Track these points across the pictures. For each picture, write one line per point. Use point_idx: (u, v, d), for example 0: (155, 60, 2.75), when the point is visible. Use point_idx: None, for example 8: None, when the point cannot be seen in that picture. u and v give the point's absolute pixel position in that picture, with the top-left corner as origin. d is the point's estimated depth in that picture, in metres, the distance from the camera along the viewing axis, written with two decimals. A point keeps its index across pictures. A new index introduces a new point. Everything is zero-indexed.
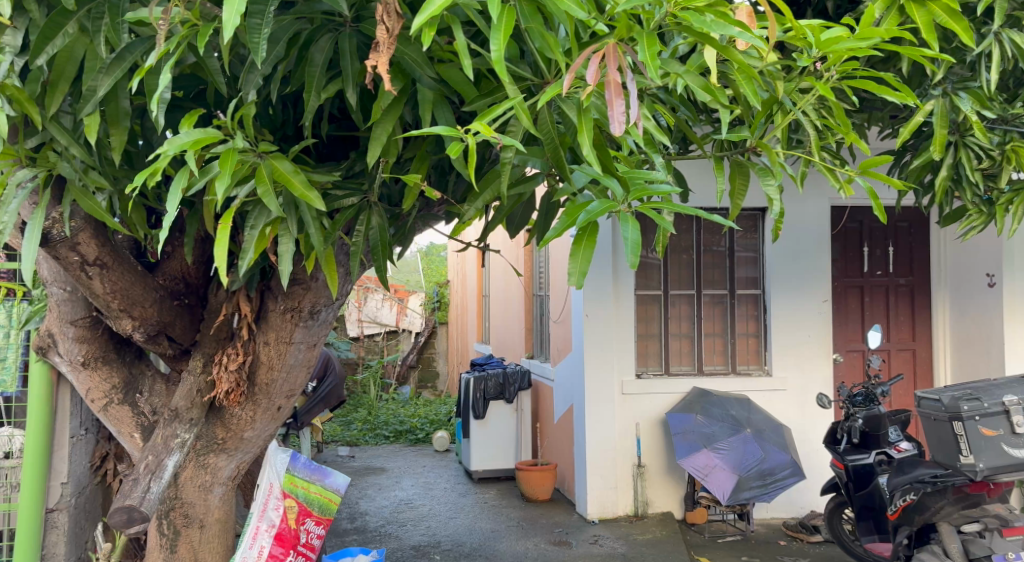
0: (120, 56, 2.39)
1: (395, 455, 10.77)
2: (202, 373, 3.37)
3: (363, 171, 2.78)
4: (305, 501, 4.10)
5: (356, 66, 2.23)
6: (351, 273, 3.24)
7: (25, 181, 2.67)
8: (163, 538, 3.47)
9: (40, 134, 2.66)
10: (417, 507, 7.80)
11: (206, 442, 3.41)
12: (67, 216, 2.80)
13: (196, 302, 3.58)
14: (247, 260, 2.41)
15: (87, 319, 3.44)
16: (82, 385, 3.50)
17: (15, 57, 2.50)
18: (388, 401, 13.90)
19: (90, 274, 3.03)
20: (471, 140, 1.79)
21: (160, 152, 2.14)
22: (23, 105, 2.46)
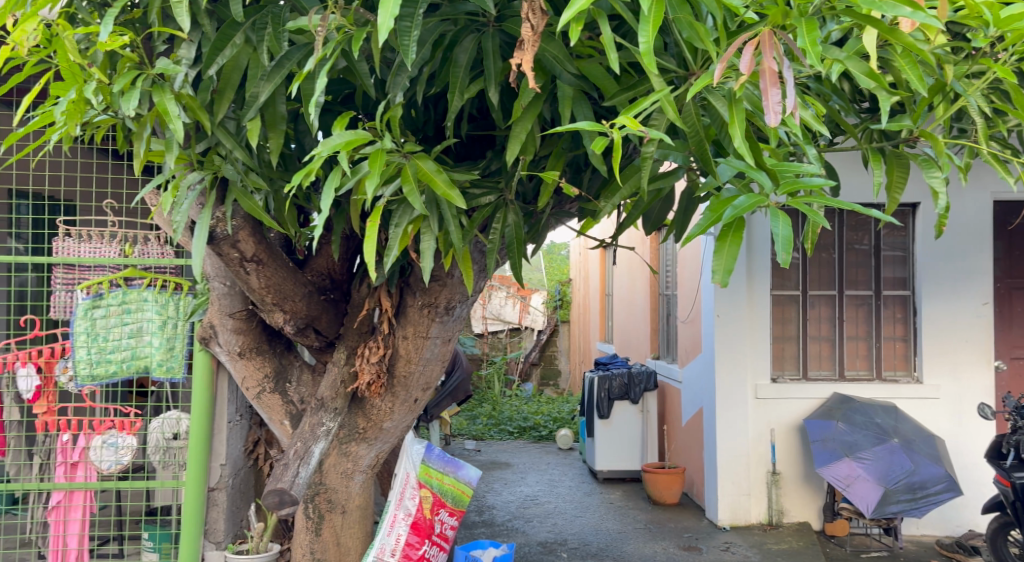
0: (278, 64, 2.52)
1: (519, 451, 10.87)
2: (346, 364, 3.54)
3: (500, 170, 2.83)
4: (439, 492, 4.21)
5: (499, 66, 2.27)
6: (486, 269, 3.29)
7: (195, 183, 2.90)
8: (309, 520, 3.64)
9: (208, 140, 2.90)
10: (542, 503, 7.85)
11: (349, 431, 3.57)
12: (228, 214, 3.02)
13: (340, 297, 3.75)
14: (391, 257, 2.50)
15: (244, 312, 3.68)
16: (238, 373, 3.75)
17: (189, 67, 2.73)
18: (512, 397, 14.04)
19: (248, 270, 3.25)
20: (617, 134, 1.79)
21: (314, 154, 2.27)
22: (195, 112, 2.70)
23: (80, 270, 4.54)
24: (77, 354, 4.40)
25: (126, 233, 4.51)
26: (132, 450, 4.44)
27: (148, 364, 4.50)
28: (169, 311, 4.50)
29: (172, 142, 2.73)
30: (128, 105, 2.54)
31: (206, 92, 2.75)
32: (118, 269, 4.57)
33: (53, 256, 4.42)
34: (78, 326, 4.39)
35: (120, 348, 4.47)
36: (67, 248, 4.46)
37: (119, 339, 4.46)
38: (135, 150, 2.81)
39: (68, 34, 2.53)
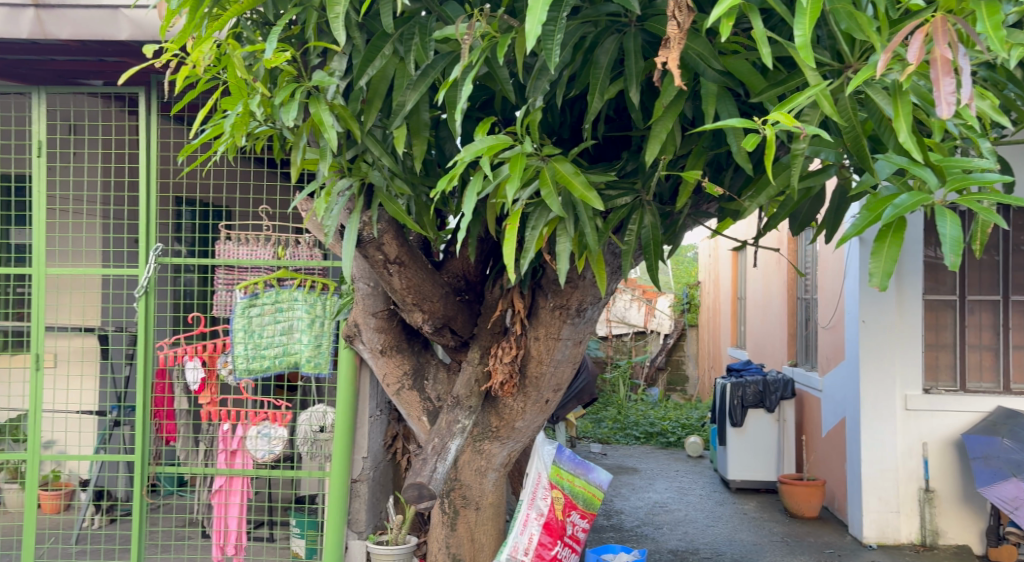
0: (425, 73, 2.65)
1: (647, 457, 10.71)
2: (480, 364, 3.61)
3: (636, 171, 2.79)
4: (570, 493, 4.23)
5: (641, 66, 2.26)
6: (619, 270, 3.25)
7: (344, 189, 3.06)
8: (445, 515, 3.75)
9: (356, 147, 3.04)
10: (672, 511, 7.72)
11: (482, 429, 3.63)
12: (374, 218, 3.15)
13: (474, 298, 3.82)
14: (528, 259, 2.52)
15: (386, 312, 3.81)
16: (380, 369, 3.91)
17: (340, 79, 2.89)
18: (637, 402, 13.83)
19: (391, 271, 3.38)
20: (770, 131, 1.73)
21: (457, 159, 2.32)
22: (347, 121, 2.87)
23: (239, 270, 4.85)
24: (236, 350, 4.70)
25: (279, 236, 4.78)
26: (283, 440, 4.74)
27: (298, 360, 4.76)
28: (317, 309, 4.77)
29: (326, 151, 2.90)
30: (289, 117, 2.72)
31: (357, 101, 2.91)
32: (272, 270, 4.86)
33: (216, 258, 4.77)
34: (236, 323, 4.69)
35: (273, 344, 4.75)
36: (228, 250, 4.79)
37: (272, 337, 4.74)
38: (292, 158, 3.01)
39: (237, 52, 2.75)
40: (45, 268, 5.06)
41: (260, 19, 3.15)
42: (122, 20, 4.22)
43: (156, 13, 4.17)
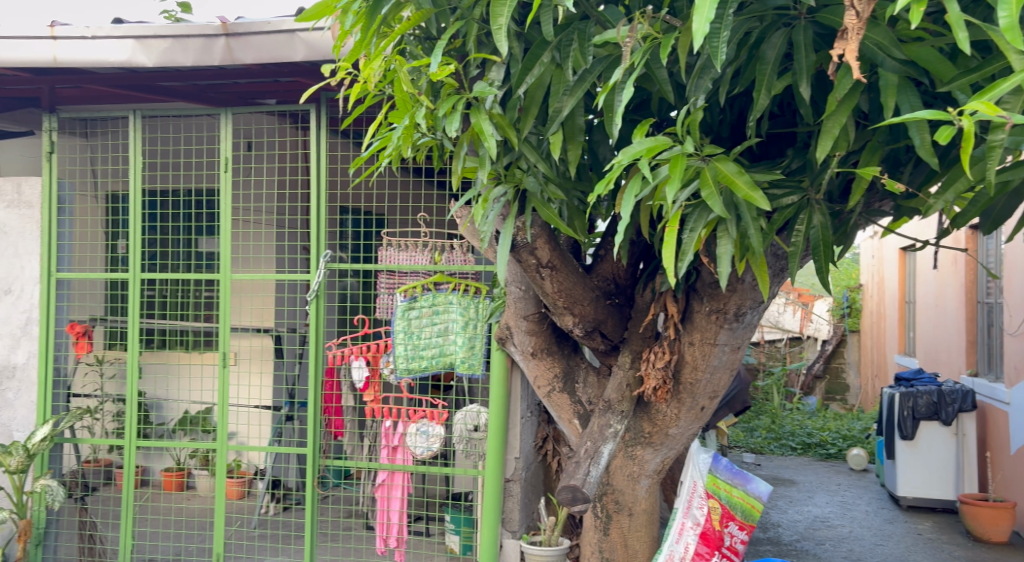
0: (581, 78, 2.75)
1: (805, 469, 10.24)
2: (631, 368, 3.54)
3: (803, 169, 2.67)
4: (728, 504, 4.06)
5: (812, 59, 2.16)
6: (783, 272, 3.08)
7: (500, 196, 3.15)
8: (598, 519, 3.73)
9: (512, 154, 3.14)
10: (836, 526, 7.32)
11: (635, 434, 3.57)
12: (528, 223, 3.20)
13: (625, 302, 3.76)
14: (687, 262, 2.45)
15: (537, 315, 3.84)
16: (531, 371, 3.94)
17: (499, 88, 3.06)
18: (794, 411, 13.25)
19: (543, 275, 3.40)
20: (969, 122, 1.62)
21: (614, 161, 2.31)
22: (505, 129, 3.00)
23: (399, 275, 5.06)
24: (396, 351, 4.89)
25: (436, 242, 4.91)
26: (440, 437, 4.88)
27: (453, 361, 4.91)
28: (471, 312, 4.90)
29: (485, 158, 3.02)
30: (452, 127, 2.91)
31: (514, 110, 3.05)
32: (429, 274, 5.02)
33: (379, 264, 5.01)
34: (397, 325, 4.89)
35: (430, 346, 4.91)
36: (389, 257, 5.01)
37: (429, 338, 4.91)
38: (454, 167, 3.20)
39: (404, 68, 3.00)
40: (230, 274, 5.49)
41: (422, 35, 3.32)
42: (299, 43, 4.49)
43: (328, 35, 4.42)
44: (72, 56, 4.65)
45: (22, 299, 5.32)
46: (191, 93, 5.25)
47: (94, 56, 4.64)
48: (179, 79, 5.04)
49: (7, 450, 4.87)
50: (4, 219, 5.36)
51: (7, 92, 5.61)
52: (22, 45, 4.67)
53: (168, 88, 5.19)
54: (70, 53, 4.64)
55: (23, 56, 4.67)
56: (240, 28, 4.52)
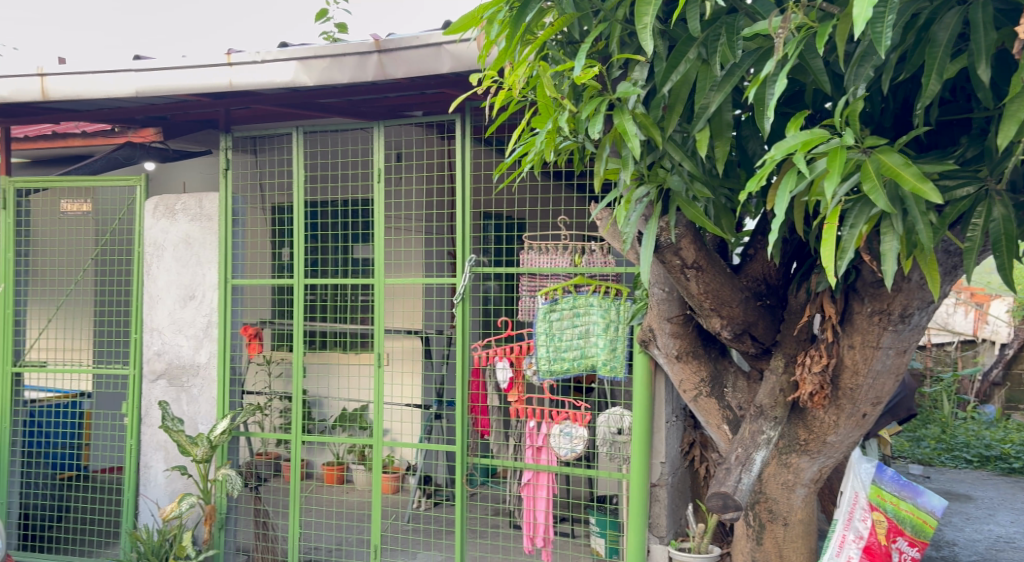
0: (730, 72, 2.73)
1: (982, 484, 9.48)
2: (785, 373, 3.40)
3: (980, 157, 2.49)
4: (895, 518, 3.83)
5: (992, 38, 2.03)
6: (956, 270, 2.87)
7: (643, 197, 3.13)
8: (751, 528, 3.62)
9: (656, 153, 3.12)
10: (1022, 548, 6.73)
11: (789, 442, 3.43)
12: (672, 223, 3.17)
13: (777, 303, 3.62)
14: (847, 260, 2.32)
15: (681, 317, 3.73)
16: (676, 375, 3.86)
17: (642, 87, 3.10)
18: (968, 420, 12.29)
19: (689, 276, 3.34)
20: None
21: (766, 157, 2.26)
22: (648, 128, 3.01)
23: (540, 278, 5.13)
24: (539, 352, 4.96)
25: (576, 244, 4.96)
26: (583, 439, 4.89)
27: (595, 363, 4.92)
28: (612, 314, 4.89)
29: (628, 158, 3.05)
30: (596, 129, 3.00)
31: (657, 108, 3.06)
32: (569, 277, 5.05)
33: (521, 267, 5.08)
34: (539, 327, 4.96)
35: (571, 347, 4.94)
36: (531, 260, 5.07)
37: (571, 340, 4.94)
38: (597, 169, 3.25)
39: (547, 74, 3.09)
40: (384, 278, 5.74)
41: (564, 39, 3.38)
42: (445, 55, 4.64)
43: (474, 45, 4.54)
44: (246, 80, 5.01)
45: (203, 304, 5.77)
46: (346, 108, 5.54)
47: (264, 79, 4.98)
48: (336, 96, 5.33)
49: (193, 442, 5.29)
50: (188, 232, 5.84)
51: (188, 115, 6.13)
52: (202, 72, 5.07)
53: (326, 105, 5.50)
54: (244, 77, 4.99)
55: (203, 82, 5.07)
56: (391, 44, 4.72)
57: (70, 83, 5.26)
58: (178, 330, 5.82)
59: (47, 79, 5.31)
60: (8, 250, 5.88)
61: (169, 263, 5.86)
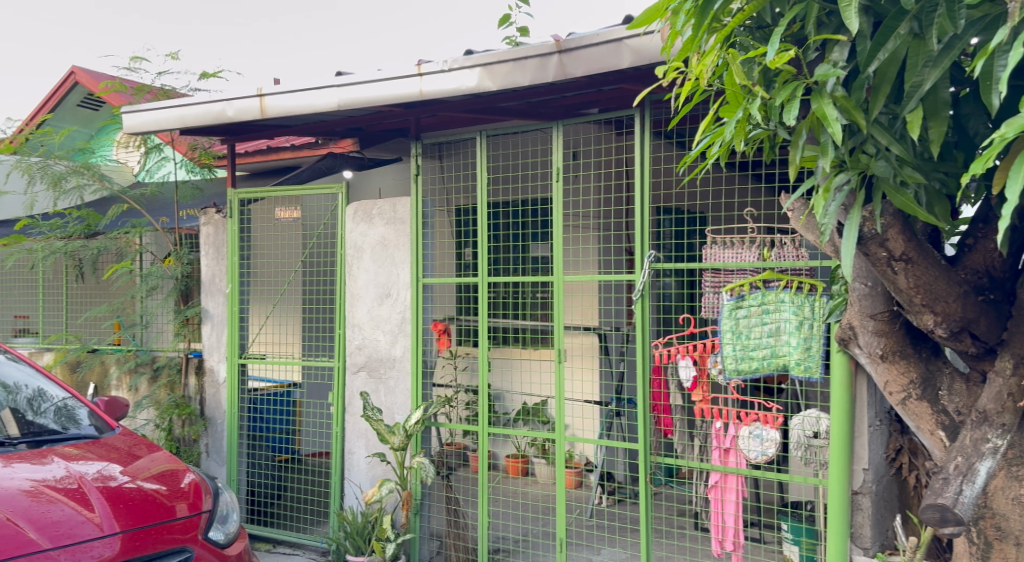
0: (948, 45, 2.65)
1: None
2: (1014, 375, 3.05)
3: None
4: None
5: None
6: None
7: (843, 183, 2.95)
8: (974, 546, 3.25)
9: (859, 138, 2.93)
10: None
11: (1020, 452, 3.10)
12: (878, 212, 2.97)
13: (1002, 298, 3.28)
14: None
15: (886, 314, 3.49)
16: (880, 376, 3.59)
17: (843, 68, 2.92)
18: None
19: (896, 269, 3.10)
20: None
21: (993, 138, 2.11)
22: (851, 112, 2.84)
23: (725, 273, 4.94)
24: (724, 351, 4.82)
25: (765, 237, 4.73)
26: (775, 443, 4.66)
27: (787, 363, 4.70)
28: (805, 311, 4.63)
29: (827, 145, 2.89)
30: (792, 115, 2.89)
31: (860, 90, 2.88)
32: (758, 271, 4.85)
33: (703, 262, 4.95)
34: (724, 324, 4.82)
35: (761, 346, 4.75)
36: (714, 254, 4.92)
37: (760, 338, 4.75)
38: (792, 157, 3.10)
39: (736, 62, 3.03)
40: (565, 275, 5.81)
41: (753, 25, 3.27)
42: (626, 50, 4.60)
43: (657, 38, 4.47)
44: (435, 87, 5.21)
45: (398, 301, 6.08)
46: (527, 110, 5.67)
47: (452, 87, 5.16)
48: (516, 98, 5.48)
49: (391, 430, 5.60)
50: (383, 234, 6.17)
51: (381, 125, 6.50)
52: (396, 83, 5.33)
53: (506, 108, 5.69)
54: (433, 85, 5.19)
55: (396, 93, 5.33)
56: (572, 44, 4.73)
57: (283, 100, 5.71)
58: (376, 325, 6.17)
59: (265, 99, 5.79)
60: (232, 253, 6.53)
61: (368, 263, 6.23)
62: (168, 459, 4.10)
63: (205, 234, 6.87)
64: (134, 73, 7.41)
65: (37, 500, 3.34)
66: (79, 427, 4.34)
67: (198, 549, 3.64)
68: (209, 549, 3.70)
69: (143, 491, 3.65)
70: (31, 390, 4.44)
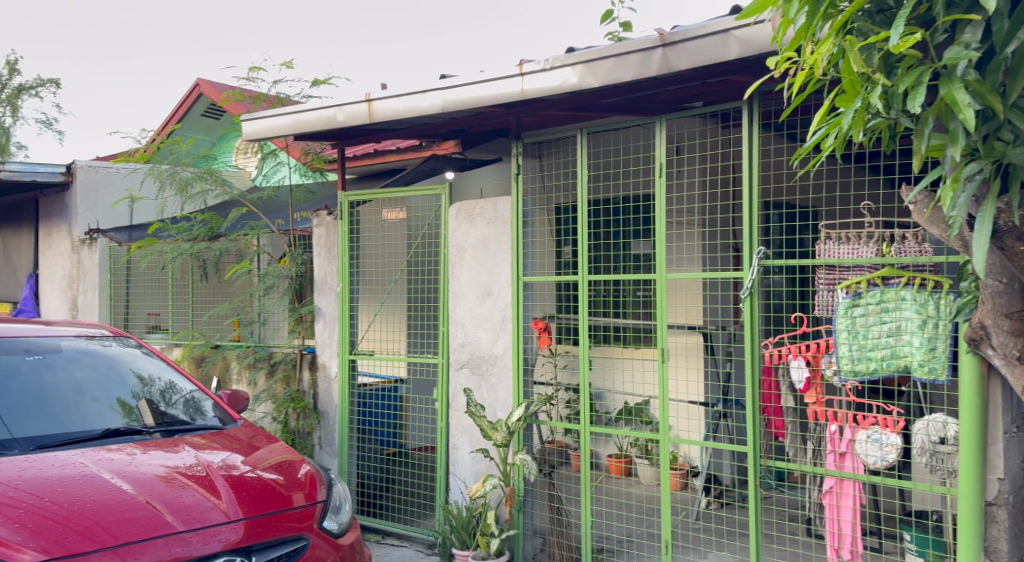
0: None
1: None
2: None
3: None
4: None
5: None
6: None
7: (976, 174, 2.78)
8: None
9: (994, 124, 2.75)
10: None
11: None
12: (1015, 203, 2.77)
13: None
14: None
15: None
16: (1017, 381, 3.31)
17: (975, 50, 2.75)
18: None
19: None
20: None
21: None
22: (985, 97, 2.67)
23: (840, 269, 4.75)
24: (840, 351, 4.64)
25: (884, 232, 4.54)
26: (897, 448, 4.43)
27: (909, 364, 4.44)
28: (929, 309, 4.38)
29: (958, 132, 2.73)
30: (918, 102, 2.74)
31: (996, 73, 2.70)
32: (876, 269, 4.61)
33: (817, 259, 4.76)
34: (840, 324, 4.64)
35: (879, 346, 4.53)
36: (828, 250, 4.73)
37: (878, 338, 4.53)
38: (917, 146, 2.93)
39: (856, 49, 2.90)
40: (669, 274, 5.71)
41: (873, 9, 3.11)
42: (734, 40, 4.46)
43: (768, 27, 4.33)
44: (536, 86, 5.20)
45: (499, 299, 6.11)
46: (628, 106, 5.61)
47: (554, 84, 5.13)
48: (618, 95, 5.42)
49: (494, 427, 5.65)
50: (485, 233, 6.20)
51: (484, 126, 6.55)
52: (498, 83, 5.35)
53: (609, 105, 5.65)
54: (534, 83, 5.19)
55: (499, 93, 5.35)
56: (677, 37, 4.63)
57: (390, 104, 5.84)
58: (478, 323, 6.22)
59: (373, 103, 5.93)
60: (343, 253, 6.82)
61: (470, 262, 6.28)
62: (285, 450, 4.25)
63: (317, 235, 7.11)
64: (253, 83, 7.76)
65: (171, 485, 3.54)
66: (205, 418, 4.56)
67: (314, 537, 3.75)
68: (324, 538, 3.80)
69: (263, 480, 3.80)
70: (164, 383, 4.70)
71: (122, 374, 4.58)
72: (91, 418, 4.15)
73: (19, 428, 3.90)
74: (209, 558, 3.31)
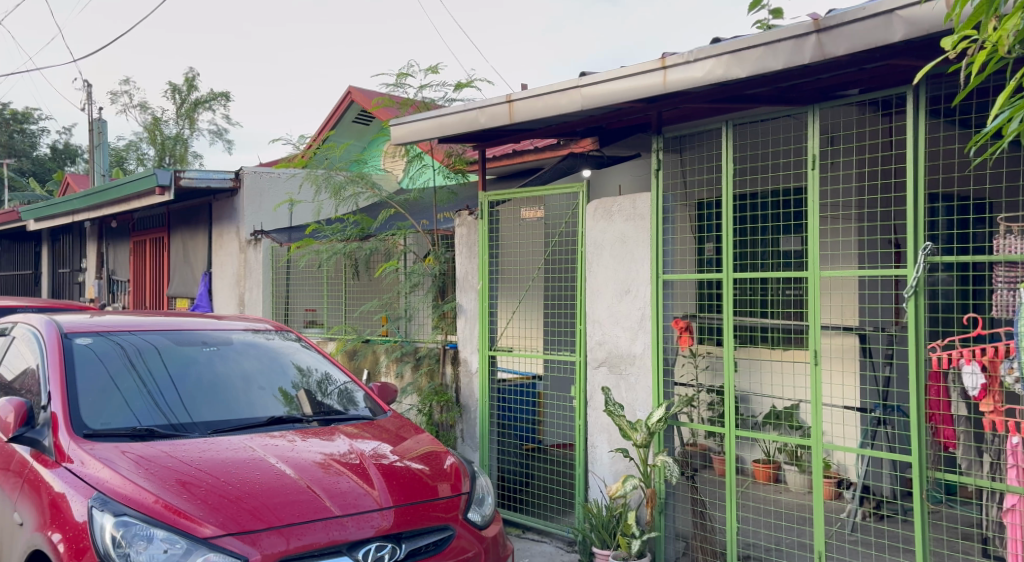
0: None
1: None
2: None
3: None
4: None
5: None
6: None
7: None
8: None
9: None
10: None
11: None
12: None
13: None
14: None
15: None
16: None
17: None
18: None
19: None
20: None
21: None
22: None
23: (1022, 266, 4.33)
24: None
25: None
26: None
27: None
28: None
29: None
30: None
31: None
32: None
33: (994, 254, 4.35)
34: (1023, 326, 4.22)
35: None
36: (1008, 245, 4.32)
37: None
38: None
39: None
40: (821, 271, 5.39)
41: None
42: (898, 22, 4.15)
43: (939, 5, 3.99)
44: (680, 78, 5.04)
45: (638, 297, 5.98)
46: (776, 96, 5.35)
47: (698, 76, 4.95)
48: (765, 85, 5.16)
49: (633, 426, 5.52)
50: (624, 230, 6.09)
51: (624, 122, 6.44)
52: (640, 77, 5.22)
53: (756, 95, 5.41)
54: (677, 75, 5.03)
55: (641, 87, 5.23)
56: (833, 21, 4.35)
57: (531, 103, 5.83)
58: (617, 321, 6.12)
59: (514, 102, 5.95)
60: (483, 252, 6.90)
61: (608, 260, 6.19)
62: (431, 441, 4.32)
63: (460, 235, 7.22)
64: (400, 88, 7.99)
65: (328, 472, 3.67)
66: (357, 408, 4.72)
67: (459, 528, 3.78)
68: (469, 528, 3.83)
69: (411, 470, 3.88)
70: (319, 374, 4.90)
71: (283, 365, 4.81)
72: (257, 405, 4.38)
73: (197, 412, 4.17)
74: (363, 543, 3.40)
